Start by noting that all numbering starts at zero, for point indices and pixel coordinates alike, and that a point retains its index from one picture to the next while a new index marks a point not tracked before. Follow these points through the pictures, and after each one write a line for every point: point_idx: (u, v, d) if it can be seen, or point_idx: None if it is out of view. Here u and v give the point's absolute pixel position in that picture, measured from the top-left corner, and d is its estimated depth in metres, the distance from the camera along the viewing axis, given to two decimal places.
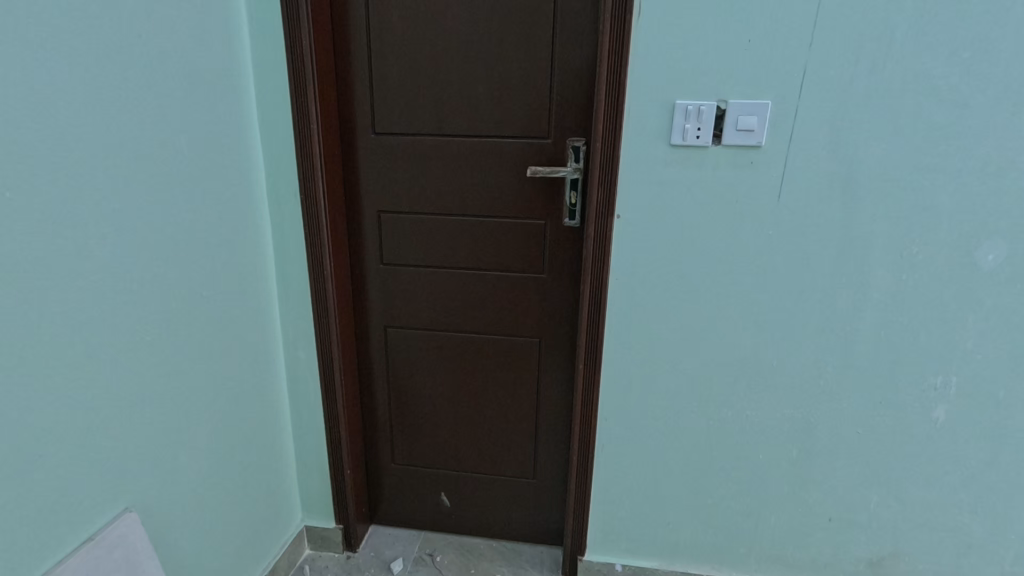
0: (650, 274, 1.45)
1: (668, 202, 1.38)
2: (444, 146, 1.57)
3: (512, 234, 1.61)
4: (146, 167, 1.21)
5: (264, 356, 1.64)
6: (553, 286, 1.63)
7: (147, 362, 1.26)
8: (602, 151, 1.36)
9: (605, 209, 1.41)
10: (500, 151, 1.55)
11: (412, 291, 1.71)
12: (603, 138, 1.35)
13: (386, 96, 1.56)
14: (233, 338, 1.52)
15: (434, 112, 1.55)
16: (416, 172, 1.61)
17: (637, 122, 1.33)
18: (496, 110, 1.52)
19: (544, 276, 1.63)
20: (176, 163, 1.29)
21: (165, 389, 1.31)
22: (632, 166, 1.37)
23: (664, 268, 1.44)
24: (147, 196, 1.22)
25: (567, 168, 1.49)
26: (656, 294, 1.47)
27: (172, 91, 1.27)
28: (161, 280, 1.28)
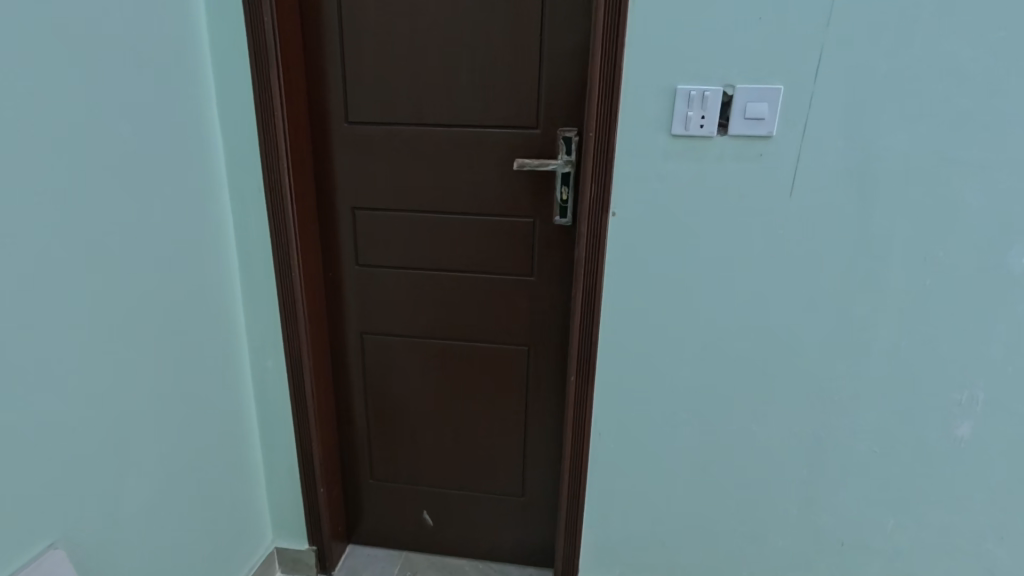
0: (647, 277, 1.33)
1: (668, 198, 1.26)
2: (424, 136, 1.44)
3: (498, 233, 1.48)
4: (93, 156, 1.07)
5: (228, 364, 1.51)
6: (543, 290, 1.51)
7: (89, 374, 1.10)
8: (596, 141, 1.23)
9: (599, 207, 1.27)
10: (485, 143, 1.42)
11: (390, 294, 1.58)
12: (598, 128, 1.22)
13: (360, 82, 1.42)
14: (194, 346, 1.38)
15: (414, 100, 1.41)
16: (395, 167, 1.47)
17: (634, 110, 1.21)
18: (480, 97, 1.39)
19: (533, 280, 1.50)
20: (127, 151, 1.15)
21: (110, 403, 1.16)
22: (629, 158, 1.24)
23: (663, 271, 1.32)
24: (93, 187, 1.08)
25: (557, 162, 1.35)
26: (653, 299, 1.34)
27: (121, 70, 1.12)
28: (109, 281, 1.13)
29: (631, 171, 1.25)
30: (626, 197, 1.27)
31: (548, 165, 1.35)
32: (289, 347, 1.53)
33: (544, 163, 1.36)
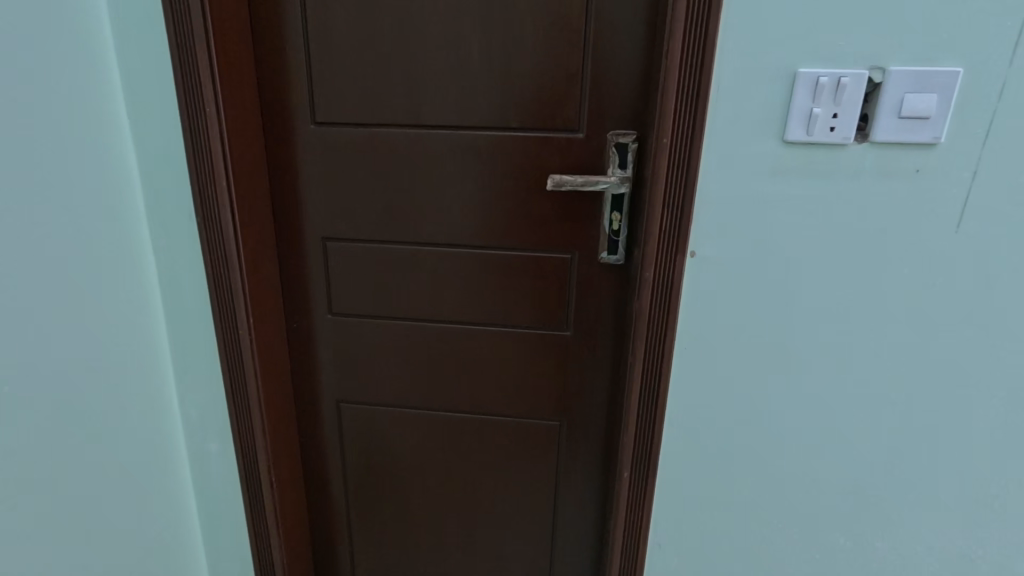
0: (735, 340, 0.94)
1: (772, 232, 0.88)
2: (421, 142, 1.05)
3: (521, 274, 1.09)
4: None
5: (150, 458, 1.11)
6: (581, 349, 1.12)
7: None
8: (672, 152, 0.85)
9: (673, 244, 0.89)
10: (504, 152, 1.03)
11: (375, 352, 1.19)
12: (676, 132, 0.84)
13: (333, 67, 1.02)
14: (92, 445, 0.97)
15: (406, 92, 1.02)
16: (380, 183, 1.08)
17: (731, 106, 0.82)
18: (498, 89, 0.99)
19: (568, 336, 1.11)
20: None
21: None
22: (717, 176, 0.86)
23: (756, 333, 0.93)
24: None
25: (607, 177, 0.97)
26: (741, 370, 0.96)
27: None
28: None
29: (720, 194, 0.87)
30: (707, 229, 0.89)
31: (596, 180, 0.97)
32: (238, 428, 1.14)
33: (589, 178, 0.97)
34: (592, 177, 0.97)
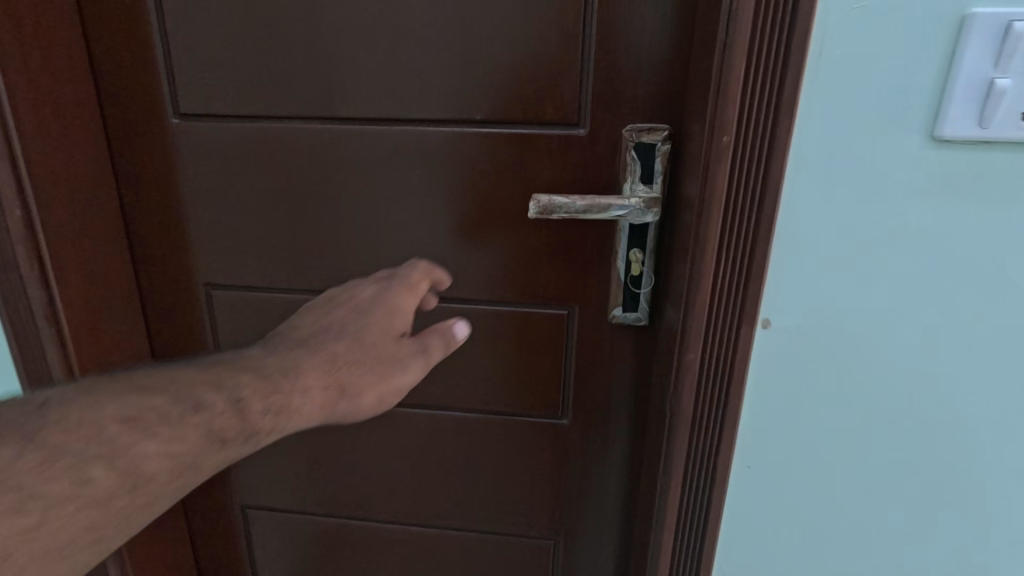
0: (824, 447, 0.61)
1: (892, 288, 0.54)
2: (342, 146, 0.69)
3: (497, 337, 0.74)
4: None
5: None
6: (583, 444, 0.77)
7: None
8: (738, 163, 0.50)
9: (735, 311, 0.55)
10: (465, 159, 0.67)
11: (293, 440, 0.84)
12: (745, 129, 0.49)
13: (200, 31, 0.66)
14: None
15: (315, 71, 0.66)
16: (284, 207, 0.72)
17: (844, 81, 0.48)
18: (454, 64, 0.64)
19: (564, 424, 0.77)
20: None
21: None
22: (808, 200, 0.52)
23: (855, 438, 0.60)
24: None
25: (625, 198, 0.61)
26: (829, 490, 0.63)
27: None
28: None
29: (810, 227, 0.52)
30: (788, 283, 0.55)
31: (608, 203, 0.61)
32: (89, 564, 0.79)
33: (597, 200, 0.61)
34: (602, 197, 0.61)
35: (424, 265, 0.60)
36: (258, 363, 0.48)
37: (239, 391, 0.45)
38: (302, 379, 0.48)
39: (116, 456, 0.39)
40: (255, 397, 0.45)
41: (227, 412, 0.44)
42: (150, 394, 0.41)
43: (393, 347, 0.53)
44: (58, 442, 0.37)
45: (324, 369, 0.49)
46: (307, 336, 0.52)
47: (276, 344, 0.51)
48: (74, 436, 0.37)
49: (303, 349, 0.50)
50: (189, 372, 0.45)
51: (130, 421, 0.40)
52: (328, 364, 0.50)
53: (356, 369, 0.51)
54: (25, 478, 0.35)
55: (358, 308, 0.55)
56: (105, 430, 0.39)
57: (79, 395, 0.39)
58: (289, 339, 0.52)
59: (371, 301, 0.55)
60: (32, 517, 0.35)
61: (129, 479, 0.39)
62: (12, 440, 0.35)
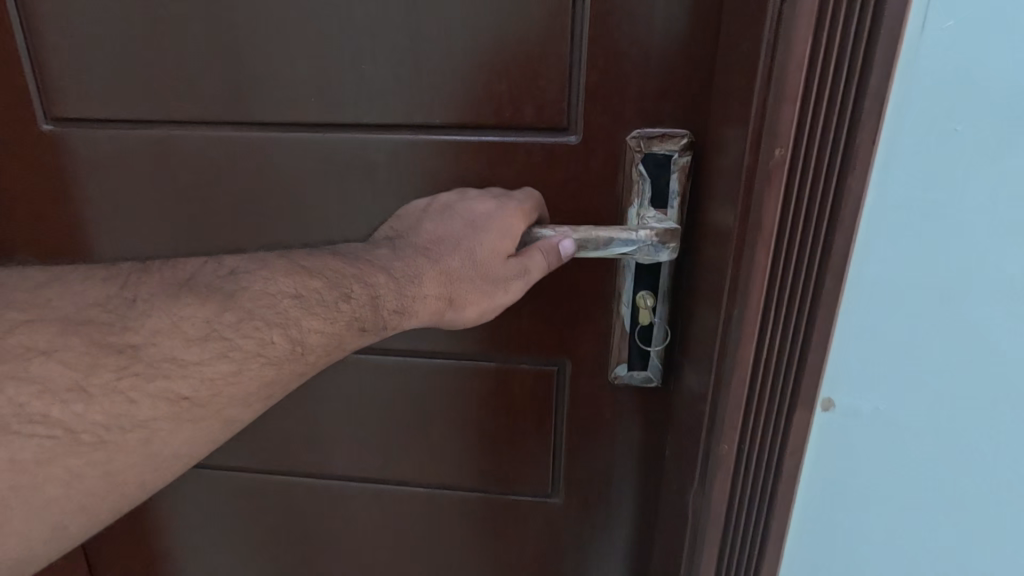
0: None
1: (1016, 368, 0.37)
2: (261, 159, 0.53)
3: (469, 399, 0.58)
4: None
5: None
6: (579, 527, 0.62)
7: None
8: (795, 187, 0.35)
9: (785, 390, 0.39)
10: (422, 176, 0.52)
11: (221, 519, 0.68)
12: (808, 139, 0.34)
13: (66, 9, 0.50)
14: None
15: (220, 61, 0.50)
16: (192, 239, 0.56)
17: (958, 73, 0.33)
18: (403, 51, 0.48)
19: (554, 504, 0.61)
20: None
21: None
22: (892, 239, 0.36)
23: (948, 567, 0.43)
24: None
25: (626, 227, 0.46)
26: None
27: None
28: None
29: (891, 274, 0.37)
30: (859, 353, 0.38)
31: (605, 236, 0.46)
32: None
33: (591, 232, 0.46)
34: (597, 228, 0.46)
35: (536, 199, 0.49)
36: (390, 262, 0.43)
37: (381, 287, 0.41)
38: (425, 286, 0.43)
39: (289, 325, 0.38)
40: (391, 294, 0.42)
41: (367, 305, 0.40)
42: (316, 275, 0.40)
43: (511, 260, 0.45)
44: (247, 304, 0.37)
45: (444, 277, 0.44)
46: (428, 240, 0.46)
47: (402, 246, 0.45)
48: (259, 302, 0.37)
49: (424, 255, 0.44)
50: (347, 257, 0.42)
51: (298, 299, 0.38)
52: (449, 272, 0.44)
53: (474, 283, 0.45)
54: (224, 329, 0.36)
55: (473, 218, 0.46)
56: (278, 303, 0.38)
57: (263, 266, 0.39)
58: (411, 244, 0.45)
59: (488, 214, 0.46)
60: (231, 364, 0.36)
61: (294, 349, 0.38)
62: (214, 298, 0.36)
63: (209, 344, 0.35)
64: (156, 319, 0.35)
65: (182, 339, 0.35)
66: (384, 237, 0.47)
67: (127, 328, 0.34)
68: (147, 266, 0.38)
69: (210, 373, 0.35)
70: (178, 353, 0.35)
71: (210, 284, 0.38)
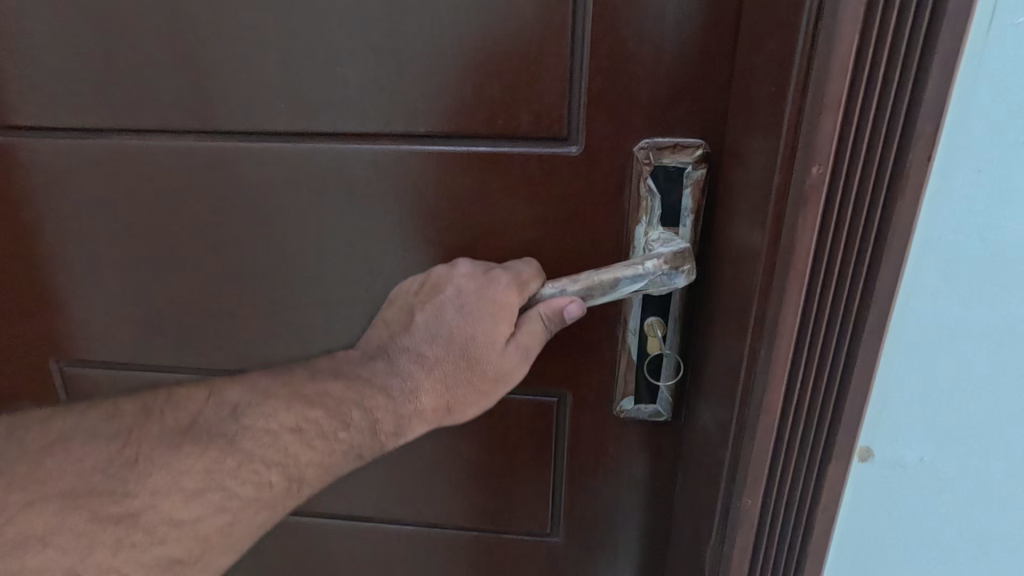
0: None
1: None
2: (230, 172, 0.48)
3: (461, 432, 0.53)
4: None
5: None
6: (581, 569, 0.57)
7: None
8: (835, 213, 0.29)
9: (817, 440, 0.34)
10: (408, 191, 0.47)
11: None
12: (852, 154, 0.28)
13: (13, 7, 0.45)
14: None
15: (182, 63, 0.45)
16: (159, 258, 0.52)
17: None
18: (383, 53, 0.43)
19: (553, 545, 0.56)
20: None
21: None
22: (946, 267, 0.31)
23: None
24: None
25: (632, 260, 0.40)
26: None
27: None
28: None
29: (944, 306, 0.31)
30: (903, 397, 0.33)
31: (609, 277, 0.40)
32: None
33: (593, 277, 0.41)
34: (597, 272, 0.41)
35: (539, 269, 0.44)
36: (387, 377, 0.42)
37: (377, 411, 0.40)
38: (421, 401, 0.41)
39: (290, 464, 0.37)
40: (389, 418, 0.40)
41: (365, 432, 0.39)
42: (316, 403, 0.39)
43: (512, 359, 0.42)
44: (246, 445, 0.36)
45: (440, 389, 0.42)
46: (420, 340, 0.43)
47: (398, 355, 0.43)
48: (259, 441, 0.36)
49: (418, 365, 0.42)
50: (344, 376, 0.41)
51: (298, 433, 0.37)
52: (445, 379, 0.42)
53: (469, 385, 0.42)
54: (224, 476, 0.34)
55: (463, 310, 0.42)
56: (278, 440, 0.37)
57: (262, 398, 0.38)
58: (406, 351, 0.43)
59: (479, 300, 0.42)
60: (228, 514, 0.34)
61: (292, 487, 0.37)
62: (215, 445, 0.35)
63: (209, 498, 0.34)
64: (156, 478, 0.33)
65: (181, 496, 0.33)
66: (377, 342, 0.44)
67: (127, 493, 0.32)
68: (148, 398, 0.37)
69: (206, 528, 0.34)
70: (176, 510, 0.33)
71: (211, 424, 0.36)
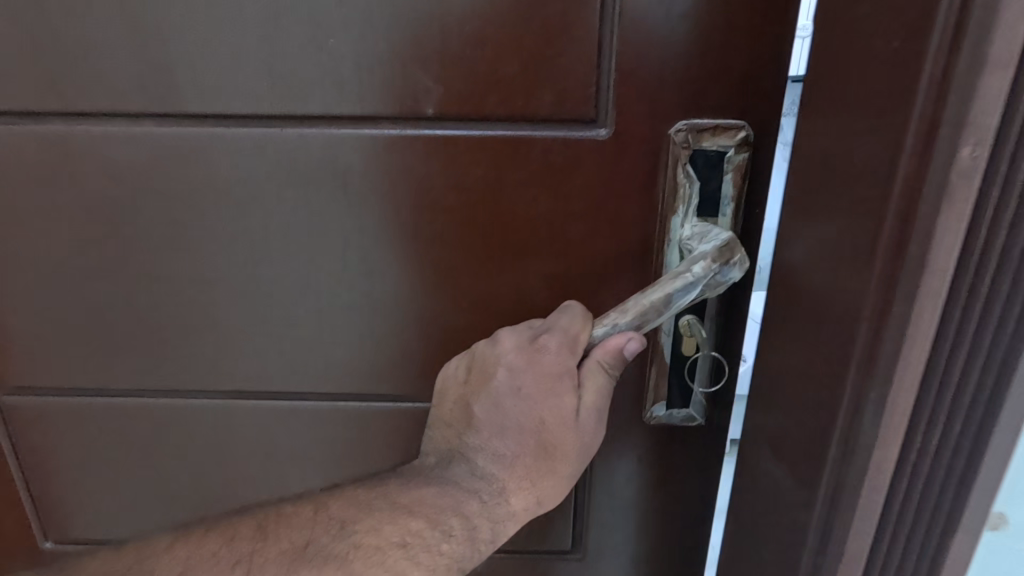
0: None
1: None
2: (200, 163, 0.42)
3: None
4: None
5: None
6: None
7: None
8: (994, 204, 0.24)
9: (948, 488, 0.30)
10: (413, 182, 0.42)
11: None
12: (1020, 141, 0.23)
13: None
14: None
15: (137, 34, 0.38)
16: (118, 264, 0.45)
17: None
18: (381, 22, 0.37)
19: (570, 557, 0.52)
20: None
21: None
22: None
23: None
24: None
25: (676, 270, 0.36)
26: None
27: None
28: None
29: None
30: None
31: (659, 295, 0.36)
32: None
33: (642, 300, 0.36)
34: (645, 294, 0.36)
35: (586, 312, 0.38)
36: (471, 479, 0.36)
37: (474, 517, 0.34)
38: (513, 501, 0.36)
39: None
40: (486, 521, 0.34)
41: (464, 538, 0.33)
42: (414, 512, 0.33)
43: (597, 429, 0.37)
44: (358, 566, 0.30)
45: (528, 486, 0.36)
46: (492, 432, 0.37)
47: (475, 458, 0.37)
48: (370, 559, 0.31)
49: (499, 464, 0.36)
50: (421, 483, 0.35)
51: (402, 548, 0.32)
52: (530, 475, 0.36)
53: (554, 475, 0.36)
54: None
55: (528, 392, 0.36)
56: (386, 558, 0.31)
57: (358, 510, 0.33)
58: (481, 451, 0.37)
59: (539, 375, 0.36)
60: None
61: None
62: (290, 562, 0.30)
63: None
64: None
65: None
66: (442, 449, 0.38)
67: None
68: (255, 518, 0.32)
69: None
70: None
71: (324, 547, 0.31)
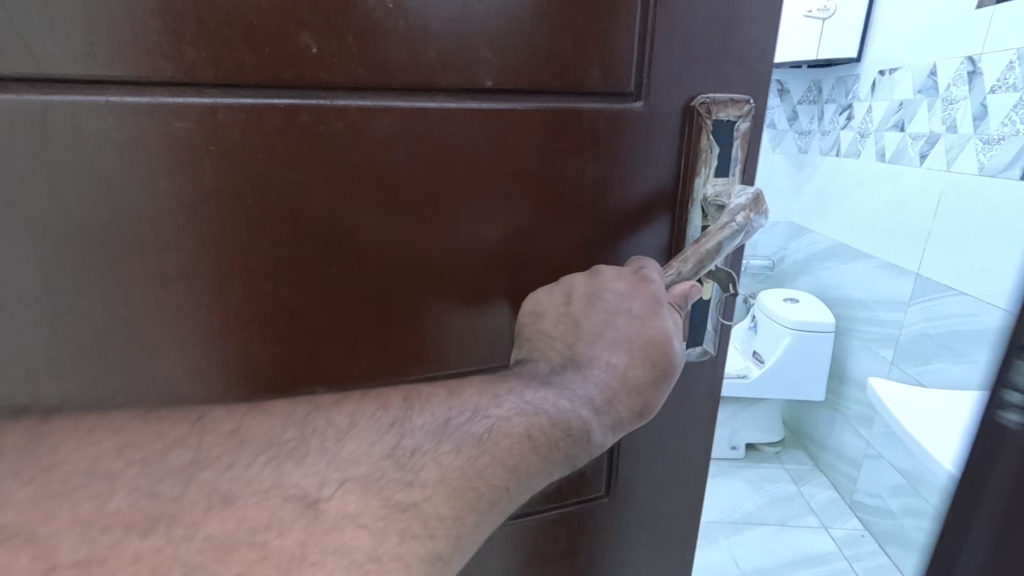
0: None
1: None
2: (205, 145, 0.34)
3: None
4: None
5: None
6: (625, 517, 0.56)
7: None
8: None
9: None
10: (455, 152, 0.39)
11: None
12: None
13: None
14: None
15: None
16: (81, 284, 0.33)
17: None
18: None
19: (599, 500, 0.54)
20: None
21: None
22: None
23: None
24: None
25: (722, 221, 0.43)
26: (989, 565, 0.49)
27: None
28: None
29: None
30: None
31: (712, 244, 0.43)
32: None
33: (699, 250, 0.43)
34: (702, 243, 0.42)
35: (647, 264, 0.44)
36: (583, 385, 0.41)
37: (587, 417, 0.40)
38: (621, 407, 0.41)
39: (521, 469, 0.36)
40: (598, 419, 0.40)
41: (578, 433, 0.39)
42: (540, 411, 0.38)
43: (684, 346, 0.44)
44: (493, 446, 0.35)
45: (632, 392, 0.41)
46: (601, 344, 0.42)
47: (586, 368, 0.41)
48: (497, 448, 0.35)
49: (609, 373, 0.41)
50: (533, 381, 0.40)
51: (528, 437, 0.37)
52: (635, 383, 0.41)
53: (654, 384, 0.42)
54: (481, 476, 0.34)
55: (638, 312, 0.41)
56: (508, 452, 0.36)
57: (486, 399, 0.38)
58: (591, 362, 0.42)
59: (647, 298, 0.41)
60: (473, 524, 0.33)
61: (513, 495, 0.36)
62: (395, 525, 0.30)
63: (463, 497, 0.33)
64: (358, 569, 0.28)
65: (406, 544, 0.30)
66: (547, 367, 0.41)
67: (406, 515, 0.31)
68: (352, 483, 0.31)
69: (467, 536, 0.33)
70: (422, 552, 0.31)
71: (460, 423, 0.36)
